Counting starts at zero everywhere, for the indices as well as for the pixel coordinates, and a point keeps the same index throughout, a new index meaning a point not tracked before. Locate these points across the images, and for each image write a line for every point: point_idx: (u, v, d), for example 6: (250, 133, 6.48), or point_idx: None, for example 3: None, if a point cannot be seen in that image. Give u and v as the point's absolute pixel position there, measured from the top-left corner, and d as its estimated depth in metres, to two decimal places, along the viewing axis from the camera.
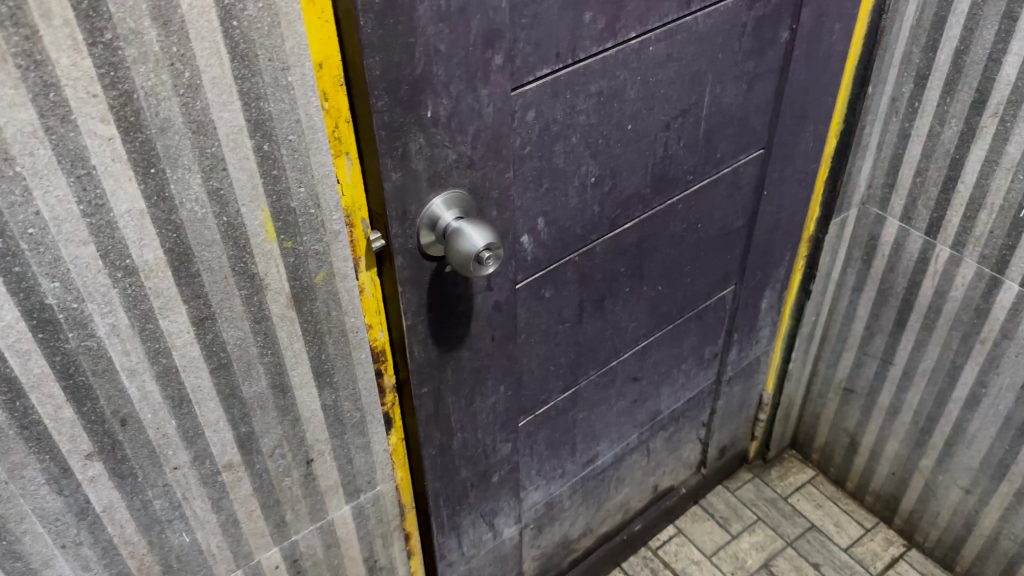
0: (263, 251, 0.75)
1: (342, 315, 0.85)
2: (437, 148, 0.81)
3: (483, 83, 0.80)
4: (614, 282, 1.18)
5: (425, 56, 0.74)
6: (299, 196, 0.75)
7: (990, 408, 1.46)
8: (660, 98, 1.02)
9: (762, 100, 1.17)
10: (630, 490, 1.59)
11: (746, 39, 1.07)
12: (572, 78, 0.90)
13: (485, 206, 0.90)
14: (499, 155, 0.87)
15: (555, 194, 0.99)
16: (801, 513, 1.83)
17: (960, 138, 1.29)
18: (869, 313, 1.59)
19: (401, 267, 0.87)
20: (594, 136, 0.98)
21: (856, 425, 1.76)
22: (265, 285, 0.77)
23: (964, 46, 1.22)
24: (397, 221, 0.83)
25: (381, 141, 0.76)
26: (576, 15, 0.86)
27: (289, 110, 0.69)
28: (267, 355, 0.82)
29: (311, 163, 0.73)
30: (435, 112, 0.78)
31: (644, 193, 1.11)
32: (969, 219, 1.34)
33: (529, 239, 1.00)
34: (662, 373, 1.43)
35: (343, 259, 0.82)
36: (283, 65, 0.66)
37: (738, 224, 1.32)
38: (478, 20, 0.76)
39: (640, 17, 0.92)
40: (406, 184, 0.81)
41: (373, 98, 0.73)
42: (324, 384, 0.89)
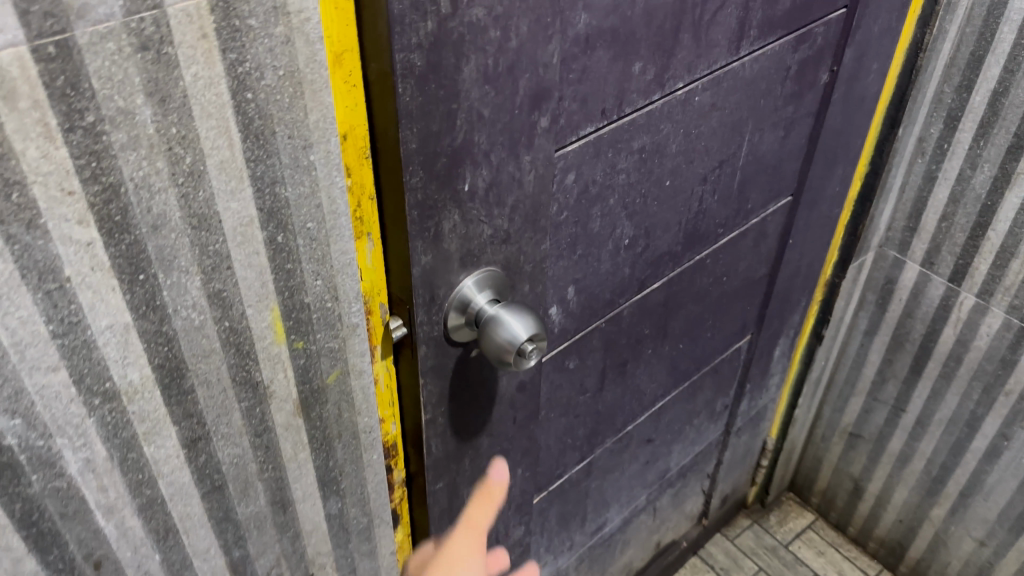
0: (269, 356, 0.62)
1: (355, 415, 0.72)
2: (473, 224, 0.69)
3: (527, 149, 0.69)
4: (638, 344, 1.07)
5: (466, 124, 0.62)
6: (315, 289, 0.62)
7: (1012, 461, 1.39)
8: (700, 150, 0.91)
9: (796, 145, 1.07)
10: (634, 550, 1.50)
11: (789, 82, 0.97)
12: (615, 135, 0.79)
13: (518, 281, 0.78)
14: (537, 225, 0.76)
15: (588, 260, 0.87)
16: (802, 561, 1.76)
17: (992, 184, 1.21)
18: (881, 358, 1.52)
19: (424, 358, 0.74)
20: (632, 195, 0.87)
21: (861, 471, 1.69)
22: (269, 394, 0.64)
23: (1002, 88, 1.13)
24: (424, 307, 0.70)
25: (413, 222, 0.64)
26: (626, 66, 0.74)
27: (308, 194, 0.57)
28: (267, 470, 0.68)
29: (331, 251, 0.61)
30: (473, 184, 0.66)
31: (675, 251, 1.00)
32: (998, 268, 1.26)
33: (558, 310, 0.88)
34: (674, 432, 1.33)
35: (360, 354, 0.69)
36: (305, 142, 0.54)
37: (761, 272, 1.23)
38: (527, 79, 0.64)
39: (689, 66, 0.81)
40: (436, 266, 0.68)
41: (406, 174, 0.60)
42: (331, 493, 0.76)
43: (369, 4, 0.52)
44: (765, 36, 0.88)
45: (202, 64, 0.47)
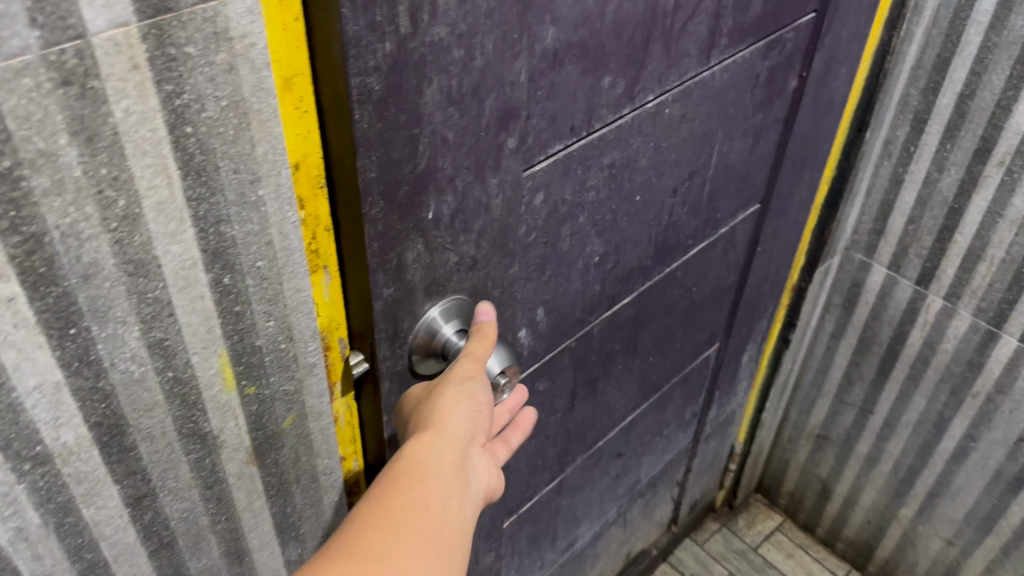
0: (218, 405, 0.57)
1: (313, 458, 0.68)
2: (438, 252, 0.64)
3: (494, 171, 0.65)
4: (608, 361, 1.04)
5: (429, 149, 0.57)
6: (266, 331, 0.57)
7: (979, 462, 1.39)
8: (670, 163, 0.88)
9: (765, 153, 1.05)
10: (604, 563, 1.48)
11: (759, 90, 0.94)
12: (584, 152, 0.75)
13: (485, 307, 0.74)
14: (505, 249, 0.71)
15: (557, 280, 0.84)
16: (772, 564, 1.76)
17: (959, 187, 1.20)
18: (848, 361, 1.51)
19: (389, 393, 0.69)
20: (602, 212, 0.83)
21: (828, 472, 1.68)
22: (220, 444, 0.59)
23: (969, 90, 1.12)
24: (387, 341, 0.65)
25: (374, 255, 0.59)
26: (595, 80, 0.70)
27: (258, 232, 0.52)
28: (219, 522, 0.63)
29: (284, 290, 0.56)
30: (437, 212, 0.61)
31: (645, 265, 0.97)
32: (965, 271, 1.25)
33: (527, 332, 0.85)
34: (644, 443, 1.30)
35: (318, 394, 0.64)
36: (253, 176, 0.49)
37: (730, 281, 1.20)
38: (492, 99, 0.60)
39: (660, 77, 0.78)
40: (400, 298, 0.64)
41: (366, 205, 0.55)
42: (289, 539, 0.71)
43: (322, 26, 0.47)
44: (735, 44, 0.85)
45: (134, 98, 0.42)
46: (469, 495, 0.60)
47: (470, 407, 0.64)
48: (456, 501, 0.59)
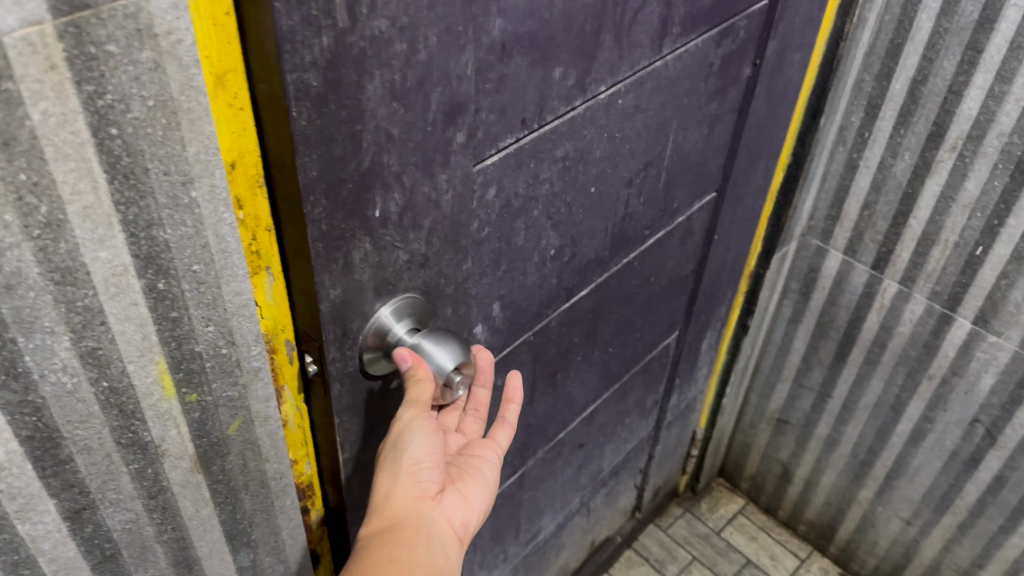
0: (159, 414, 0.55)
1: (262, 463, 0.66)
2: (386, 251, 0.62)
3: (443, 167, 0.63)
4: (567, 353, 1.03)
5: (374, 145, 0.56)
6: (206, 337, 0.55)
7: (936, 443, 1.41)
8: (625, 154, 0.87)
9: (721, 142, 1.04)
10: (568, 552, 1.48)
11: (712, 79, 0.93)
12: (536, 145, 0.74)
13: (439, 306, 0.72)
14: (457, 245, 0.70)
15: (513, 274, 0.83)
16: (735, 547, 1.78)
17: (913, 172, 1.21)
18: (806, 346, 1.52)
19: (340, 394, 0.67)
20: (557, 205, 0.82)
21: (789, 456, 1.70)
22: (162, 453, 0.57)
23: (921, 76, 1.13)
24: (336, 343, 0.63)
25: (319, 255, 0.57)
26: (545, 72, 0.69)
27: (192, 235, 0.49)
28: (165, 532, 0.62)
29: (223, 294, 0.54)
30: (384, 210, 0.60)
31: (602, 256, 0.97)
32: (919, 255, 1.26)
33: (483, 328, 0.84)
34: (606, 433, 1.30)
35: (265, 399, 0.62)
36: (185, 177, 0.47)
37: (688, 270, 1.20)
38: (438, 93, 0.58)
39: (612, 68, 0.77)
40: (348, 299, 0.62)
41: (308, 205, 0.53)
42: (240, 545, 0.69)
43: (255, 20, 0.46)
44: (688, 33, 0.84)
45: (53, 100, 0.40)
46: (432, 551, 0.65)
47: (409, 465, 0.67)
48: (420, 562, 0.64)
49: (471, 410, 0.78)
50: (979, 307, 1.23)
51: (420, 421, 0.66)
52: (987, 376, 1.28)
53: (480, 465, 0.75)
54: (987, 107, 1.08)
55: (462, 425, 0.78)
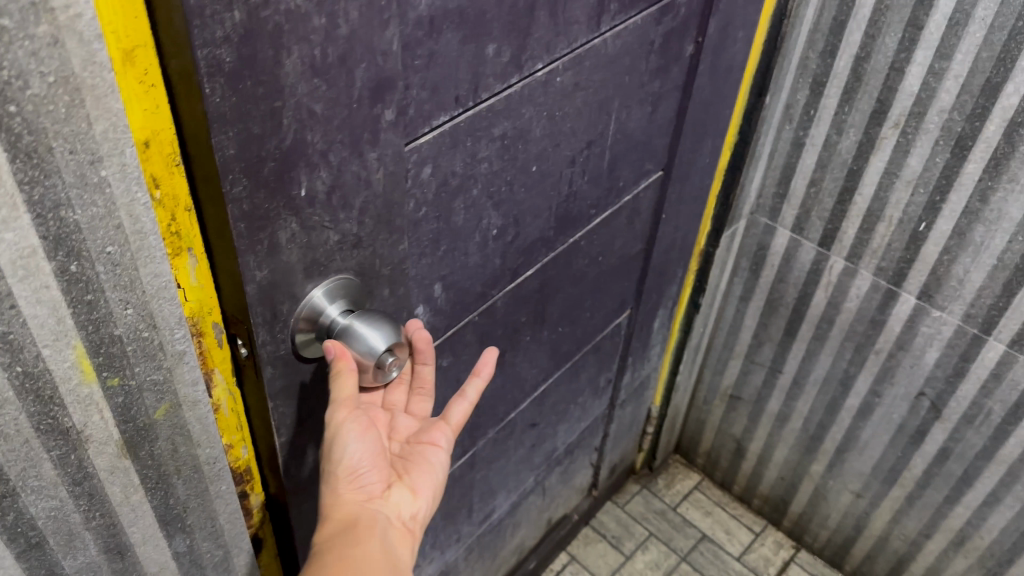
0: (79, 399, 0.54)
1: (194, 448, 0.65)
2: (315, 231, 0.62)
3: (372, 145, 0.62)
4: (514, 334, 1.03)
5: (295, 123, 0.55)
6: (125, 320, 0.54)
7: (884, 416, 1.44)
8: (565, 133, 0.87)
9: (665, 120, 1.04)
10: (524, 531, 1.49)
11: (653, 57, 0.93)
12: (472, 123, 0.73)
13: (376, 287, 0.72)
14: (392, 225, 0.69)
15: (453, 254, 0.82)
16: (691, 523, 1.80)
17: (857, 149, 1.22)
18: (756, 323, 1.54)
19: (273, 376, 0.67)
20: (497, 184, 0.82)
21: (742, 432, 1.72)
22: (85, 438, 0.56)
23: (864, 53, 1.13)
24: (266, 326, 0.63)
25: (241, 237, 0.56)
26: (477, 49, 0.69)
27: (105, 216, 0.48)
28: (94, 518, 0.61)
29: (141, 275, 0.53)
30: (310, 189, 0.59)
31: (547, 236, 0.96)
32: (865, 232, 1.28)
33: (424, 309, 0.83)
34: (559, 412, 1.31)
35: (192, 383, 0.62)
36: (93, 156, 0.46)
37: (637, 249, 1.21)
38: (363, 69, 0.57)
39: (548, 45, 0.76)
40: (276, 279, 0.61)
41: (227, 184, 0.53)
42: (175, 531, 0.69)
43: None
44: (626, 10, 0.84)
45: None
46: (384, 545, 0.66)
47: (347, 470, 0.67)
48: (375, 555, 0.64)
49: (417, 387, 0.77)
50: (923, 282, 1.25)
51: (350, 424, 0.66)
52: (932, 349, 1.30)
53: (430, 454, 0.75)
54: (928, 83, 1.09)
55: (411, 405, 0.78)
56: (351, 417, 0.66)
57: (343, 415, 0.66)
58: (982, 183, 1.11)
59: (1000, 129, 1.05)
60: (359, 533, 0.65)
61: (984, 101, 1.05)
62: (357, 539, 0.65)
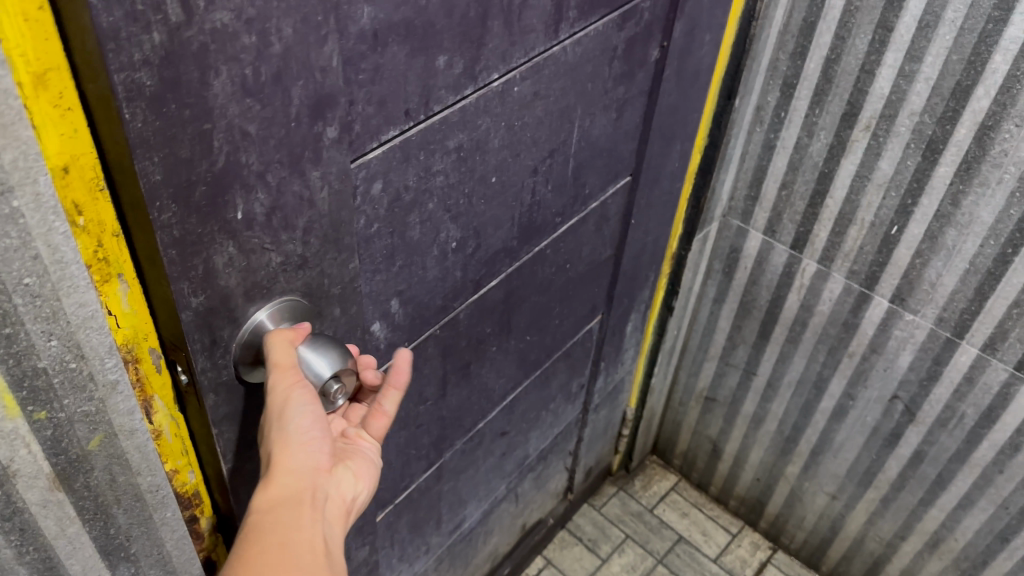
0: (3, 434, 0.51)
1: (133, 476, 0.63)
2: (254, 253, 0.60)
3: (314, 164, 0.60)
4: (480, 345, 1.02)
5: (228, 145, 0.52)
6: (49, 351, 0.51)
7: (857, 419, 1.43)
8: (526, 143, 0.85)
9: (631, 126, 1.02)
10: (498, 538, 1.48)
11: (616, 63, 0.91)
12: (425, 136, 0.71)
13: (325, 307, 0.70)
14: (339, 244, 0.67)
15: (411, 269, 0.80)
16: (667, 525, 1.79)
17: (829, 151, 1.20)
18: (730, 325, 1.52)
19: (214, 399, 0.65)
20: (454, 196, 0.80)
21: (718, 433, 1.71)
22: (12, 473, 0.53)
23: (834, 55, 1.12)
24: (205, 352, 0.61)
25: (174, 264, 0.54)
26: (428, 61, 0.66)
27: (18, 247, 0.46)
28: (26, 553, 0.57)
29: (65, 305, 0.51)
30: (247, 211, 0.57)
31: (511, 246, 0.94)
32: (837, 235, 1.26)
33: (381, 325, 0.81)
34: (531, 420, 1.29)
35: (127, 411, 0.59)
36: (3, 187, 0.43)
37: (607, 254, 1.19)
38: (301, 87, 0.55)
39: (503, 55, 0.74)
40: (216, 306, 0.59)
41: (154, 212, 0.50)
42: (118, 560, 0.66)
43: (69, 13, 0.42)
44: (586, 17, 0.82)
45: None
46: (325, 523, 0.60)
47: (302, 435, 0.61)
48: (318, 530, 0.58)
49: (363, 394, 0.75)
50: (895, 285, 1.24)
51: (300, 387, 0.62)
52: (905, 353, 1.29)
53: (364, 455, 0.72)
54: (898, 86, 1.08)
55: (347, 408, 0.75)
56: (302, 382, 0.62)
57: (293, 379, 0.62)
58: (953, 187, 1.09)
59: (971, 133, 1.04)
60: (304, 504, 0.59)
61: (955, 104, 1.04)
62: (304, 510, 0.59)
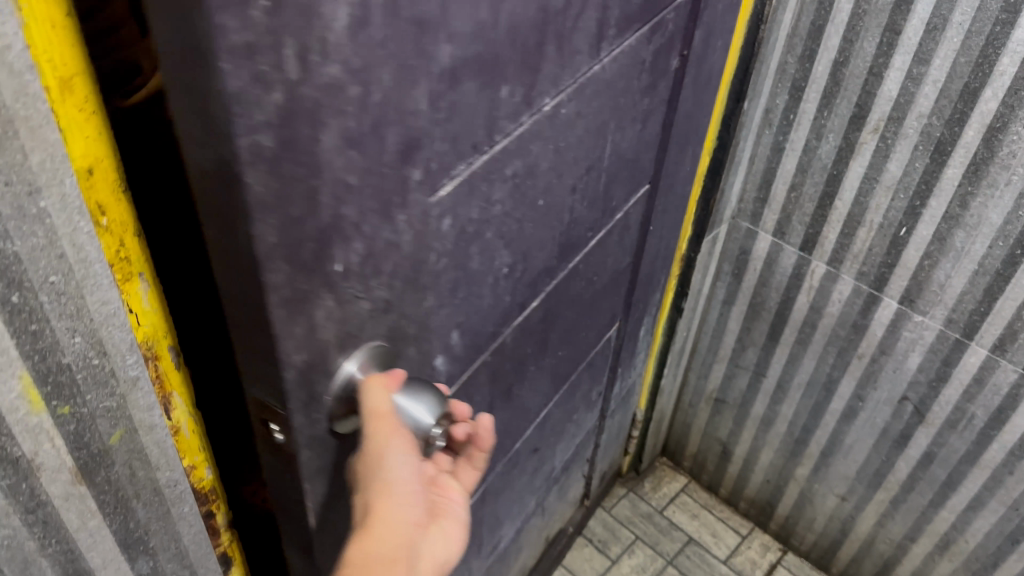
0: (29, 428, 0.52)
1: (152, 471, 0.65)
2: (349, 303, 0.61)
3: (401, 208, 0.61)
4: (521, 366, 1.03)
5: (332, 200, 0.53)
6: (74, 348, 0.53)
7: (867, 420, 1.44)
8: (568, 162, 0.86)
9: (652, 136, 1.03)
10: (527, 553, 1.50)
11: (644, 76, 0.92)
12: (489, 167, 0.71)
13: (403, 347, 0.72)
14: (417, 284, 0.69)
15: (470, 299, 0.81)
16: (677, 526, 1.80)
17: (837, 154, 1.21)
18: (739, 327, 1.53)
19: (298, 436, 0.66)
20: (509, 223, 0.80)
21: (727, 435, 1.72)
22: (37, 467, 0.54)
23: (843, 58, 1.13)
24: (302, 410, 0.64)
25: (281, 321, 0.56)
26: (493, 94, 0.66)
27: (45, 246, 0.47)
28: (50, 545, 0.58)
29: (88, 303, 0.52)
30: (345, 263, 0.58)
31: (551, 265, 0.96)
32: (846, 236, 1.27)
33: (443, 359, 0.82)
34: (557, 432, 1.30)
35: (147, 407, 0.61)
36: (31, 187, 0.45)
37: (626, 262, 1.20)
38: (394, 132, 0.56)
39: (555, 79, 0.74)
40: (314, 361, 0.62)
41: (267, 272, 0.53)
42: (138, 553, 0.67)
43: (200, 87, 0.44)
44: (622, 34, 0.83)
45: None
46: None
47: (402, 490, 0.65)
48: None
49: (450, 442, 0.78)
50: (905, 287, 1.25)
51: (397, 437, 0.64)
52: (914, 354, 1.30)
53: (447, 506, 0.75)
54: (906, 88, 1.08)
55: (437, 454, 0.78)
56: (402, 434, 0.65)
57: (391, 429, 0.64)
58: (961, 189, 1.10)
59: (979, 134, 1.05)
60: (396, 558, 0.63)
61: (963, 106, 1.04)
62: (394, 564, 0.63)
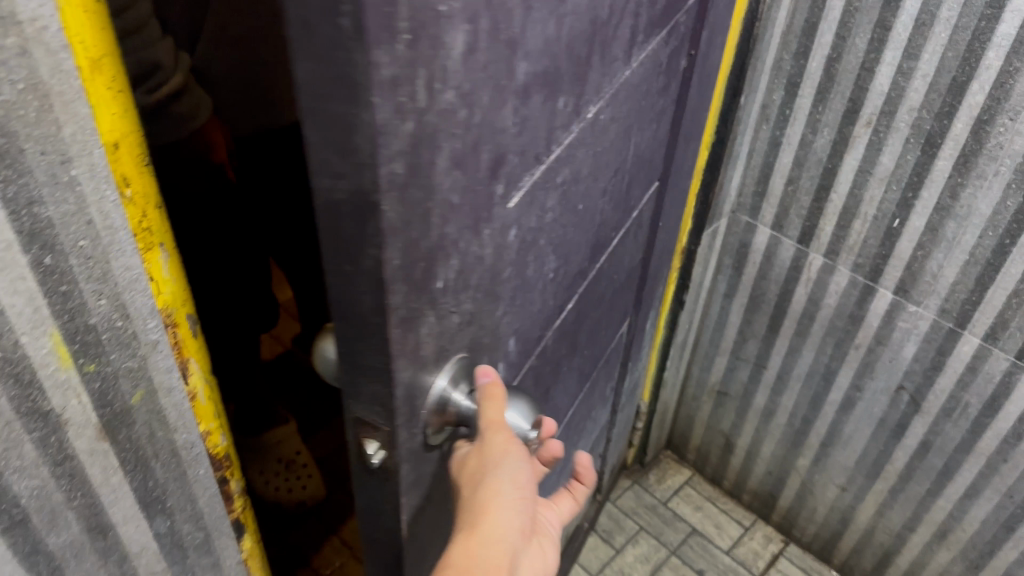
0: (58, 383, 0.56)
1: (171, 432, 0.69)
2: (445, 317, 0.64)
3: (486, 223, 0.65)
4: (557, 367, 1.07)
5: (439, 218, 0.57)
6: (99, 310, 0.57)
7: (865, 411, 1.47)
8: (602, 166, 0.90)
9: (663, 135, 1.07)
10: None
11: (661, 77, 0.96)
12: (546, 176, 0.74)
13: (479, 355, 0.75)
14: (494, 293, 0.73)
15: (526, 305, 0.84)
16: (681, 517, 1.84)
17: (832, 147, 1.24)
18: (740, 321, 1.57)
19: (399, 453, 0.67)
20: (557, 229, 0.84)
21: (730, 427, 1.75)
22: (64, 421, 0.58)
23: (836, 54, 1.16)
24: (404, 425, 0.65)
25: (396, 339, 0.58)
26: (552, 107, 0.69)
27: (75, 212, 0.52)
28: (76, 498, 0.62)
29: (113, 268, 0.57)
30: (444, 279, 0.61)
31: (583, 266, 0.99)
32: (842, 228, 1.30)
33: (503, 365, 0.85)
34: (578, 428, 1.34)
35: (166, 369, 0.66)
36: (63, 157, 0.49)
37: (638, 258, 1.23)
38: (488, 150, 0.60)
39: (597, 87, 0.78)
40: (415, 377, 0.63)
41: (391, 293, 0.54)
42: (156, 512, 0.72)
43: (345, 117, 0.44)
44: (646, 41, 0.87)
45: None
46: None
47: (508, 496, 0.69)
48: None
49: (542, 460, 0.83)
50: (899, 278, 1.28)
51: (511, 446, 0.69)
52: (910, 344, 1.33)
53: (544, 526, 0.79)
54: (897, 83, 1.12)
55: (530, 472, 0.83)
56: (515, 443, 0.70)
57: (506, 436, 0.69)
58: (952, 180, 1.13)
59: (968, 127, 1.08)
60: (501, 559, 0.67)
61: (952, 99, 1.08)
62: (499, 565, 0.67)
